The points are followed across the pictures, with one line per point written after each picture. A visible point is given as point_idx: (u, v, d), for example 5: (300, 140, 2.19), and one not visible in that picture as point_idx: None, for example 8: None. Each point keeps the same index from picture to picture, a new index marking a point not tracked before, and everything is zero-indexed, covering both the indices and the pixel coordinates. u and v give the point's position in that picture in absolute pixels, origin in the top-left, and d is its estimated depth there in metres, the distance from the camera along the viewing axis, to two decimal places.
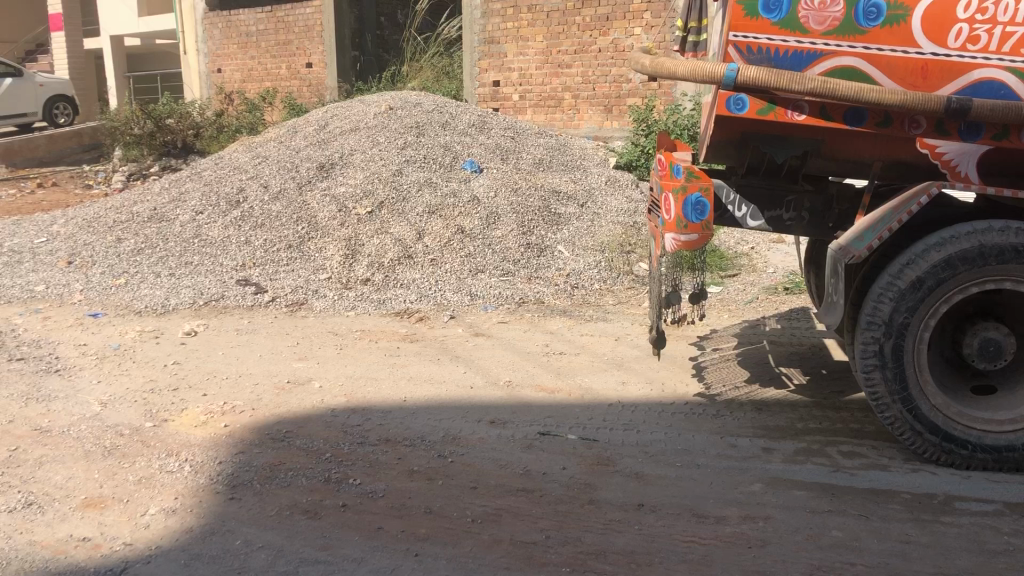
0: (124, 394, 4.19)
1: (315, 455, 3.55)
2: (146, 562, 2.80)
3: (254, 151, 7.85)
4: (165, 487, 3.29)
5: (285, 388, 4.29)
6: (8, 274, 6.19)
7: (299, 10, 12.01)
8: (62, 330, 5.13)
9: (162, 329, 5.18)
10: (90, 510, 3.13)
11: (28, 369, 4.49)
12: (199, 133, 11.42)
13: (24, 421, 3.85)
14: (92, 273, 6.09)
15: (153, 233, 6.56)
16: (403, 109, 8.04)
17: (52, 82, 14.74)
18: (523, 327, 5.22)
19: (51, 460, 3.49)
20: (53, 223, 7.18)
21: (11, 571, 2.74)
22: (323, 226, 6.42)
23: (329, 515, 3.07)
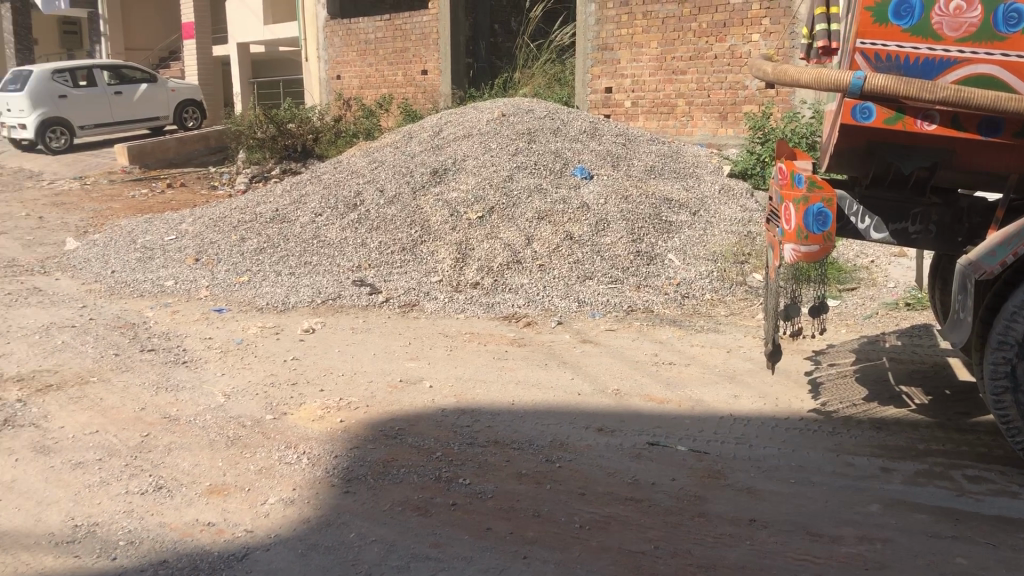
0: (246, 386, 4.37)
1: (426, 453, 3.62)
2: (266, 549, 2.91)
3: (371, 156, 8.05)
4: (284, 478, 3.42)
5: (397, 386, 4.39)
6: (141, 269, 6.54)
7: (416, 18, 12.28)
8: (189, 324, 5.38)
9: (282, 325, 5.37)
10: (214, 496, 3.28)
11: (158, 360, 4.73)
12: (318, 137, 11.78)
13: (154, 409, 4.06)
14: (217, 271, 6.37)
15: (275, 233, 6.82)
16: (515, 115, 8.11)
17: (183, 87, 15.46)
18: (632, 336, 5.19)
19: (180, 447, 3.67)
20: (182, 221, 7.54)
21: (143, 550, 2.90)
22: (435, 230, 6.53)
23: (439, 513, 3.13)
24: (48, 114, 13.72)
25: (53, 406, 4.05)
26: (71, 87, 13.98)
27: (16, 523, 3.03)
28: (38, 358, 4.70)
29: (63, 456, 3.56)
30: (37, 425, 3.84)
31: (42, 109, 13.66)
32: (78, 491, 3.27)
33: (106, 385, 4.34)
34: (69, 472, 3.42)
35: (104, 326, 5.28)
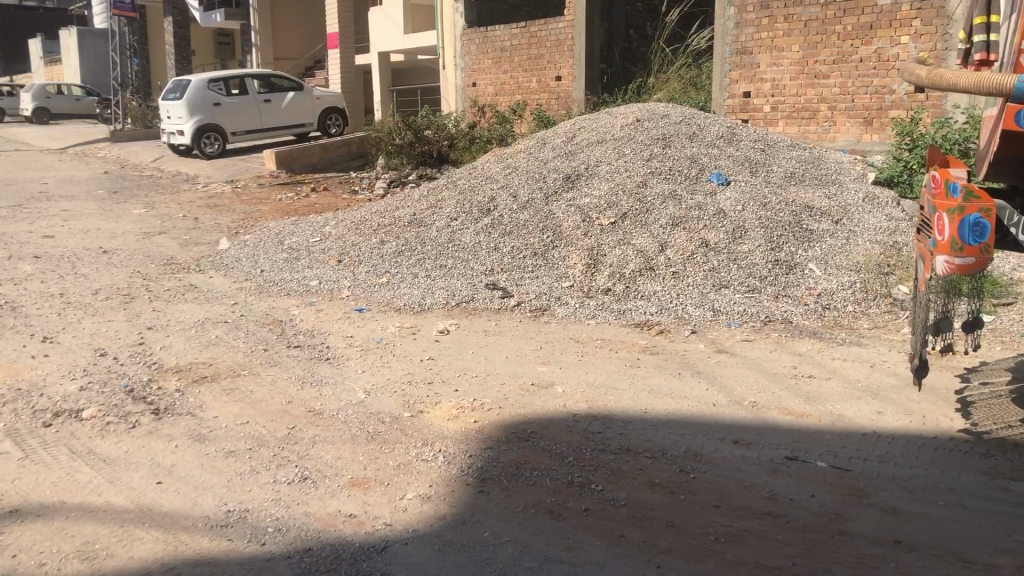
0: (385, 384, 4.50)
1: (559, 457, 3.65)
2: (405, 543, 3.00)
3: (505, 161, 8.15)
4: (421, 475, 3.51)
5: (530, 389, 4.44)
6: (287, 269, 6.85)
7: (552, 25, 12.37)
8: (332, 322, 5.60)
9: (418, 325, 5.52)
10: (355, 489, 3.40)
11: (304, 356, 4.95)
12: (453, 144, 12.04)
13: (300, 402, 4.25)
14: (358, 271, 6.61)
15: (412, 237, 7.00)
16: (650, 120, 8.06)
17: (327, 95, 15.96)
18: (769, 347, 5.07)
19: (324, 440, 3.83)
20: (325, 224, 7.85)
21: (289, 536, 3.04)
22: (567, 235, 6.57)
23: (572, 517, 3.15)
24: (203, 121, 14.55)
25: (208, 397, 4.30)
26: (224, 95, 14.75)
27: (177, 505, 3.23)
28: (194, 350, 4.99)
29: (217, 444, 3.77)
30: (194, 414, 4.08)
31: (198, 116, 14.50)
32: (230, 478, 3.46)
33: (255, 378, 4.56)
34: (222, 460, 3.62)
35: (253, 322, 5.56)
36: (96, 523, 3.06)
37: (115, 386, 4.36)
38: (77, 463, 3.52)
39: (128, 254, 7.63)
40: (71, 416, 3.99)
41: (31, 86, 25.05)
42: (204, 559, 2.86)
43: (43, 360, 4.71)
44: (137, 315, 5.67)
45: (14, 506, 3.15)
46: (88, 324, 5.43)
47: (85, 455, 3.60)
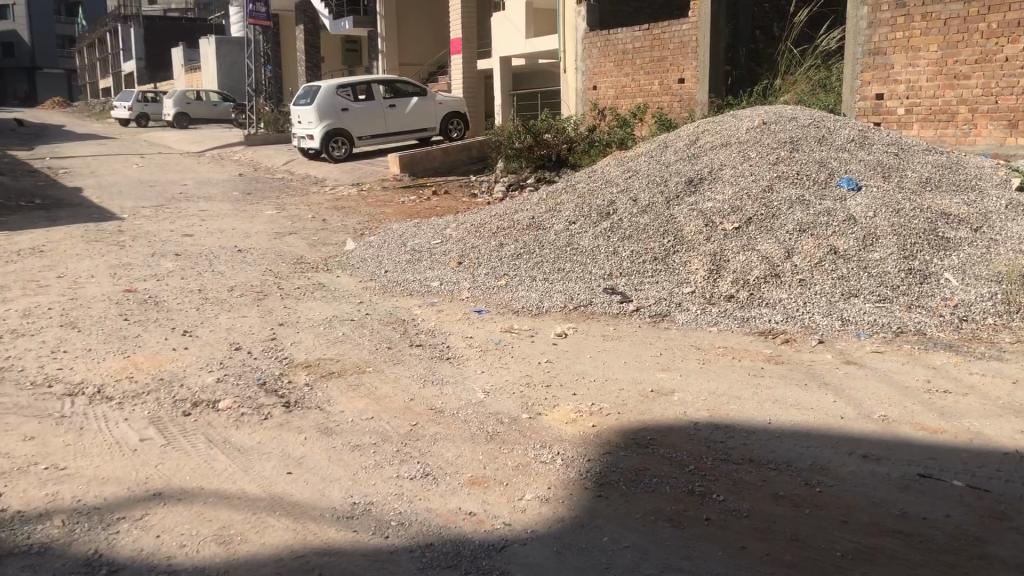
0: (503, 385, 4.55)
1: (678, 465, 3.61)
2: (524, 543, 3.02)
3: (626, 165, 8.09)
4: (540, 476, 3.53)
5: (649, 396, 4.40)
6: (411, 269, 7.01)
7: (676, 27, 12.23)
8: (452, 322, 5.70)
9: (536, 328, 5.55)
10: (475, 488, 3.45)
11: (425, 355, 5.06)
12: (572, 147, 12.03)
13: (422, 400, 4.34)
14: (477, 274, 6.71)
15: (531, 240, 7.04)
16: (777, 123, 7.86)
17: (449, 99, 16.25)
18: (901, 359, 4.87)
19: (445, 438, 3.89)
20: (446, 226, 7.98)
21: (411, 531, 3.10)
22: (689, 240, 6.48)
23: (693, 527, 3.11)
24: (331, 126, 15.07)
25: (335, 392, 4.44)
26: (351, 100, 15.19)
27: (305, 495, 3.35)
28: (322, 346, 5.17)
29: (343, 438, 3.89)
30: (321, 408, 4.22)
31: (327, 121, 15.02)
32: (356, 472, 3.56)
33: (380, 375, 4.69)
34: (348, 453, 3.74)
35: (377, 321, 5.72)
36: (231, 509, 3.20)
37: (249, 378, 4.56)
38: (214, 451, 3.70)
39: (261, 253, 7.96)
40: (209, 406, 4.19)
41: (173, 92, 26.45)
42: (331, 549, 2.95)
43: (184, 352, 4.97)
44: (269, 312, 5.91)
45: (157, 489, 3.33)
46: (223, 319, 5.70)
47: (221, 444, 3.77)
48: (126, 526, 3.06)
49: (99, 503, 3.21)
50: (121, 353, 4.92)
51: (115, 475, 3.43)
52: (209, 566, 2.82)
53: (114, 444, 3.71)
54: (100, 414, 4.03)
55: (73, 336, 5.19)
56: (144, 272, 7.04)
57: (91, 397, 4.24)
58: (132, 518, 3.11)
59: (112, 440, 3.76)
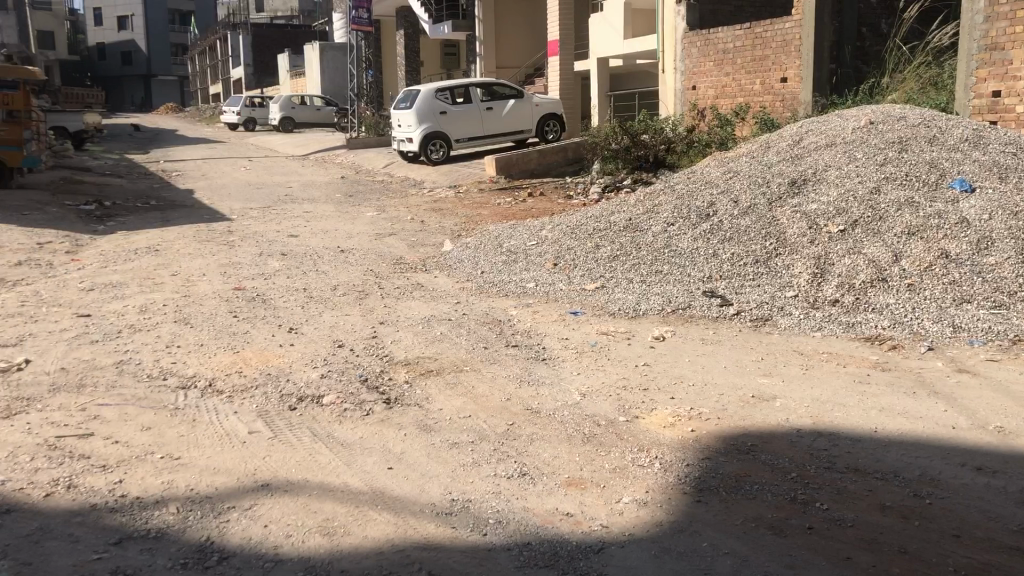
0: (600, 388, 4.54)
1: (779, 472, 3.53)
2: (621, 546, 3.01)
3: (725, 165, 7.95)
4: (638, 480, 3.51)
5: (750, 401, 4.32)
6: (507, 270, 7.07)
7: (779, 25, 11.97)
8: (549, 323, 5.72)
9: (633, 330, 5.52)
10: (573, 489, 3.45)
11: (522, 355, 5.10)
12: (670, 148, 11.98)
13: (518, 400, 4.36)
14: (574, 275, 6.71)
15: (628, 241, 7.01)
16: (885, 122, 7.62)
17: (546, 102, 16.24)
18: (1018, 369, 4.64)
19: (542, 439, 3.91)
20: (543, 227, 8.01)
21: (508, 530, 3.12)
22: (792, 242, 6.33)
23: (796, 535, 3.04)
24: (430, 129, 15.34)
25: (433, 390, 4.51)
26: (450, 104, 15.43)
27: (405, 490, 3.42)
28: (421, 345, 5.26)
29: (442, 435, 3.95)
30: (421, 405, 4.29)
31: (426, 124, 15.31)
32: (454, 469, 3.61)
33: (477, 374, 4.74)
34: (447, 450, 3.79)
35: (474, 321, 5.78)
36: (335, 502, 3.29)
37: (351, 375, 4.67)
38: (318, 445, 3.81)
39: (361, 253, 8.15)
40: (313, 401, 4.32)
41: (278, 97, 27.32)
42: (431, 544, 3.00)
43: (289, 348, 5.13)
44: (370, 311, 6.04)
45: (264, 481, 3.45)
46: (327, 317, 5.86)
47: (325, 437, 3.88)
48: (236, 515, 3.18)
49: (210, 492, 3.34)
50: (231, 348, 5.11)
51: (226, 466, 3.57)
52: (314, 556, 2.90)
53: (225, 435, 3.87)
54: (212, 406, 4.20)
55: (187, 331, 5.43)
56: (252, 271, 7.29)
57: (203, 390, 4.42)
58: (242, 507, 3.23)
59: (223, 432, 3.91)
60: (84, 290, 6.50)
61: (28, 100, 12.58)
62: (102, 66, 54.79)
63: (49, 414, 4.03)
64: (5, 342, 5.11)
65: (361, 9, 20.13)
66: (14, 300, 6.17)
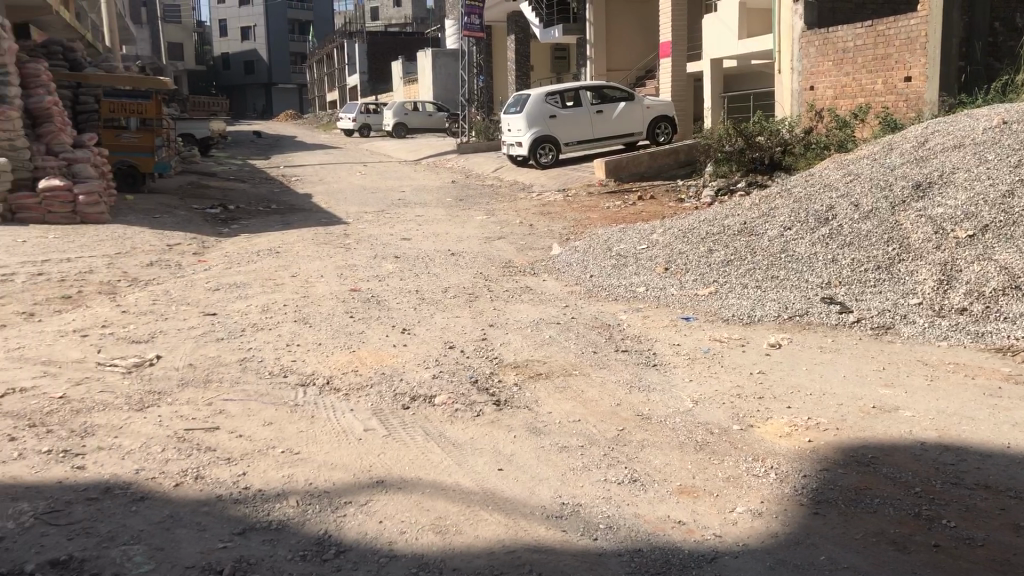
0: (714, 395, 4.46)
1: (902, 486, 3.40)
2: (735, 556, 2.95)
3: (846, 168, 7.69)
4: (753, 490, 3.43)
5: (871, 412, 4.17)
6: (617, 274, 7.03)
7: (902, 22, 11.53)
8: (660, 329, 5.65)
9: (748, 337, 5.40)
10: (685, 496, 3.40)
11: (631, 360, 5.06)
12: (787, 150, 11.67)
13: (629, 406, 4.33)
14: (686, 280, 6.62)
15: (742, 246, 6.87)
16: (1020, 121, 7.21)
17: (658, 103, 15.95)
18: None
19: (652, 445, 3.87)
20: (653, 231, 7.93)
21: (620, 535, 3.10)
22: (916, 248, 6.07)
23: (920, 552, 2.92)
24: (540, 132, 15.42)
25: (543, 393, 4.53)
26: (560, 107, 15.46)
27: (516, 492, 3.44)
28: (530, 348, 5.28)
29: (552, 439, 3.95)
30: (530, 408, 4.31)
31: (535, 128, 15.40)
32: (564, 472, 3.62)
33: (587, 379, 4.73)
34: (557, 454, 3.80)
35: (583, 325, 5.77)
36: (447, 501, 3.34)
37: (462, 376, 4.73)
38: (430, 444, 3.87)
39: (471, 257, 8.25)
40: (426, 401, 4.39)
41: (392, 104, 27.96)
42: (542, 546, 3.01)
43: (402, 349, 5.24)
44: (480, 313, 6.10)
45: (379, 477, 3.53)
46: (439, 319, 5.95)
47: (437, 437, 3.95)
48: (352, 510, 3.26)
49: (328, 487, 3.44)
50: (347, 347, 5.25)
51: (343, 462, 3.67)
52: (427, 553, 2.95)
53: (341, 432, 3.98)
54: (329, 404, 4.32)
55: (306, 331, 5.61)
56: (366, 273, 7.48)
57: (321, 387, 4.56)
58: (358, 503, 3.31)
59: (340, 429, 4.02)
60: (210, 290, 6.79)
61: (159, 108, 13.29)
62: (227, 76, 57.29)
63: (178, 407, 4.23)
64: (138, 338, 5.39)
65: (473, 15, 20.36)
66: (146, 299, 6.50)
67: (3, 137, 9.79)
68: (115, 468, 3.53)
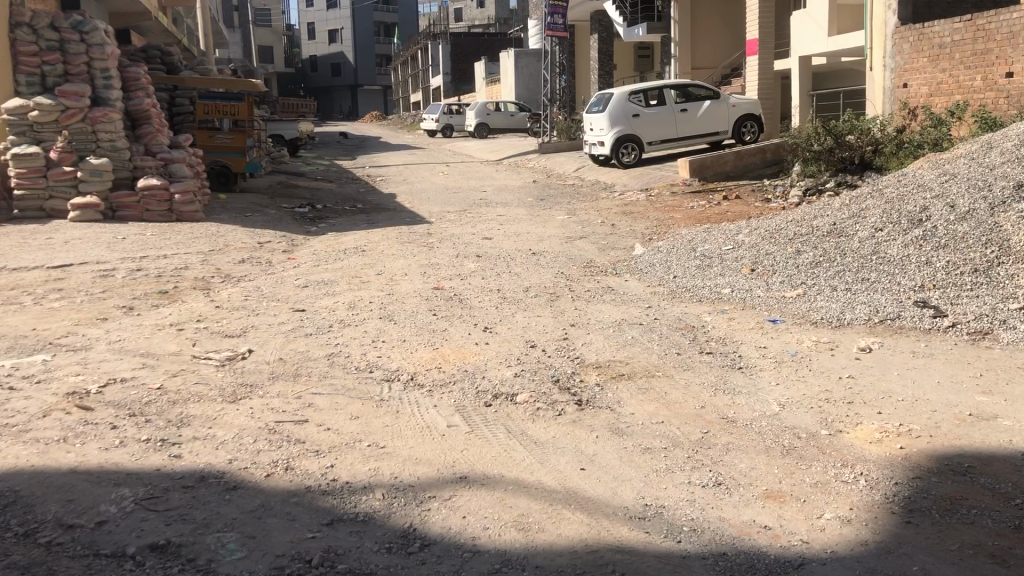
0: (801, 399, 4.38)
1: (1001, 497, 3.27)
2: (823, 563, 2.89)
3: (942, 168, 7.43)
4: (841, 496, 3.36)
5: (967, 420, 4.03)
6: (700, 275, 6.94)
7: (1003, 16, 11.09)
8: (745, 331, 5.56)
9: (837, 341, 5.27)
10: (771, 501, 3.35)
11: (716, 363, 4.99)
12: (878, 149, 11.35)
13: (713, 409, 4.28)
14: (772, 282, 6.51)
15: (831, 248, 6.71)
16: None
17: (744, 102, 15.73)
18: None
19: (738, 449, 3.82)
20: (739, 231, 7.81)
21: (705, 539, 3.07)
22: (1017, 251, 5.82)
23: (1019, 567, 2.81)
24: (623, 132, 15.34)
25: (626, 394, 4.51)
26: (643, 106, 15.34)
27: (598, 492, 3.43)
28: (612, 349, 5.26)
29: (635, 440, 3.94)
30: (613, 409, 4.30)
31: (618, 127, 15.32)
32: (647, 474, 3.59)
33: (670, 381, 4.69)
34: (640, 455, 3.78)
35: (667, 326, 5.73)
36: (529, 499, 3.35)
37: (544, 376, 4.74)
38: (513, 442, 3.89)
39: (553, 257, 8.24)
40: (508, 399, 4.42)
41: (475, 104, 28.19)
42: (625, 547, 3.00)
43: (484, 347, 5.28)
44: (562, 313, 6.11)
45: (462, 473, 3.57)
46: (520, 318, 5.97)
47: (519, 435, 3.97)
48: (436, 505, 3.31)
49: (412, 481, 3.49)
50: (431, 344, 5.33)
51: (427, 457, 3.73)
52: (509, 550, 2.97)
53: (426, 427, 4.04)
54: (413, 400, 4.39)
55: (391, 328, 5.70)
56: (449, 272, 7.55)
57: (406, 383, 4.64)
58: (442, 498, 3.35)
59: (424, 424, 4.08)
60: (299, 287, 6.96)
61: (251, 110, 13.63)
62: (314, 78, 58.59)
63: (269, 400, 4.35)
64: (231, 332, 5.56)
65: (557, 14, 20.33)
66: (238, 294, 6.70)
67: (106, 138, 10.17)
68: (210, 457, 3.65)
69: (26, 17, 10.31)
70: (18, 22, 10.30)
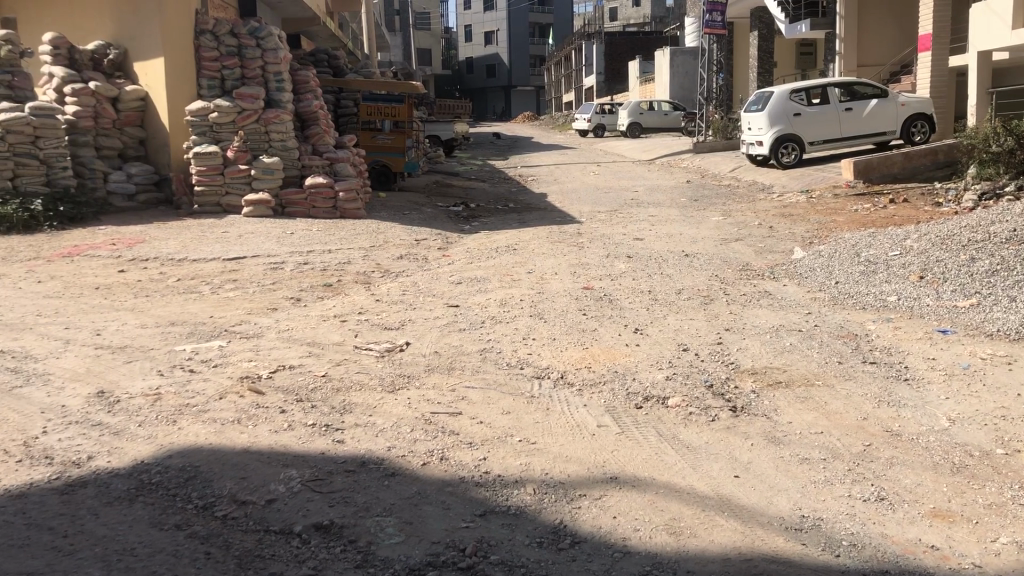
0: (974, 415, 4.13)
1: None
2: None
3: None
4: (1019, 520, 3.15)
5: None
6: (865, 282, 6.66)
7: None
8: (912, 342, 5.29)
9: (1015, 355, 4.94)
10: (938, 520, 3.18)
11: (880, 373, 4.78)
12: None
13: (877, 421, 4.11)
14: (943, 290, 6.15)
15: (1010, 256, 6.30)
16: None
17: (915, 100, 14.92)
18: None
19: (903, 464, 3.65)
20: (907, 236, 7.44)
21: (866, 555, 2.95)
22: None
23: None
24: (782, 131, 14.89)
25: (783, 401, 4.38)
26: (805, 105, 14.83)
27: (753, 501, 3.36)
28: (769, 355, 5.12)
29: (792, 449, 3.82)
30: (769, 416, 4.19)
31: (778, 126, 14.89)
32: (805, 485, 3.49)
33: (830, 391, 4.52)
34: (797, 465, 3.67)
35: (828, 333, 5.52)
36: (681, 503, 3.32)
37: (696, 379, 4.68)
38: (664, 445, 3.87)
39: (707, 258, 8.10)
40: (659, 401, 4.39)
41: (628, 103, 28.03)
42: (781, 557, 2.93)
43: (635, 348, 5.25)
44: (716, 316, 6.00)
45: (613, 473, 3.58)
46: (672, 320, 5.91)
47: (672, 439, 3.93)
48: (587, 503, 3.33)
49: (563, 478, 3.53)
50: (581, 344, 5.35)
51: (578, 455, 3.75)
52: (660, 553, 2.96)
53: (576, 426, 4.07)
54: (563, 398, 4.43)
55: (541, 326, 5.76)
56: (600, 271, 7.56)
57: (556, 380, 4.69)
58: (592, 497, 3.37)
59: (574, 423, 4.11)
60: (453, 283, 7.13)
61: (411, 111, 14.09)
62: (470, 79, 59.82)
63: (425, 391, 4.49)
64: (390, 325, 5.77)
65: (715, 12, 19.92)
66: (397, 289, 6.94)
67: (277, 137, 10.77)
68: (370, 444, 3.81)
69: (210, 24, 11.17)
70: (202, 29, 11.19)
